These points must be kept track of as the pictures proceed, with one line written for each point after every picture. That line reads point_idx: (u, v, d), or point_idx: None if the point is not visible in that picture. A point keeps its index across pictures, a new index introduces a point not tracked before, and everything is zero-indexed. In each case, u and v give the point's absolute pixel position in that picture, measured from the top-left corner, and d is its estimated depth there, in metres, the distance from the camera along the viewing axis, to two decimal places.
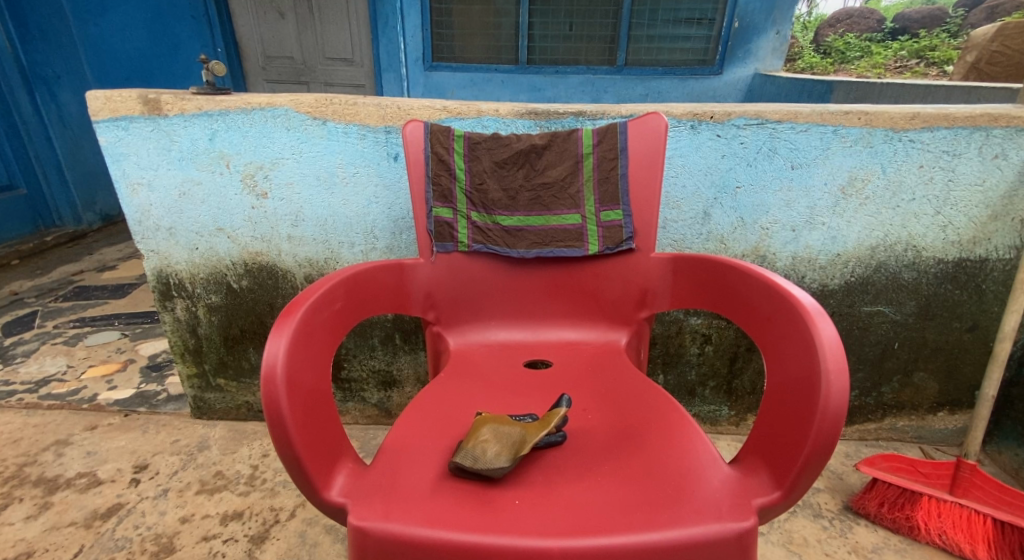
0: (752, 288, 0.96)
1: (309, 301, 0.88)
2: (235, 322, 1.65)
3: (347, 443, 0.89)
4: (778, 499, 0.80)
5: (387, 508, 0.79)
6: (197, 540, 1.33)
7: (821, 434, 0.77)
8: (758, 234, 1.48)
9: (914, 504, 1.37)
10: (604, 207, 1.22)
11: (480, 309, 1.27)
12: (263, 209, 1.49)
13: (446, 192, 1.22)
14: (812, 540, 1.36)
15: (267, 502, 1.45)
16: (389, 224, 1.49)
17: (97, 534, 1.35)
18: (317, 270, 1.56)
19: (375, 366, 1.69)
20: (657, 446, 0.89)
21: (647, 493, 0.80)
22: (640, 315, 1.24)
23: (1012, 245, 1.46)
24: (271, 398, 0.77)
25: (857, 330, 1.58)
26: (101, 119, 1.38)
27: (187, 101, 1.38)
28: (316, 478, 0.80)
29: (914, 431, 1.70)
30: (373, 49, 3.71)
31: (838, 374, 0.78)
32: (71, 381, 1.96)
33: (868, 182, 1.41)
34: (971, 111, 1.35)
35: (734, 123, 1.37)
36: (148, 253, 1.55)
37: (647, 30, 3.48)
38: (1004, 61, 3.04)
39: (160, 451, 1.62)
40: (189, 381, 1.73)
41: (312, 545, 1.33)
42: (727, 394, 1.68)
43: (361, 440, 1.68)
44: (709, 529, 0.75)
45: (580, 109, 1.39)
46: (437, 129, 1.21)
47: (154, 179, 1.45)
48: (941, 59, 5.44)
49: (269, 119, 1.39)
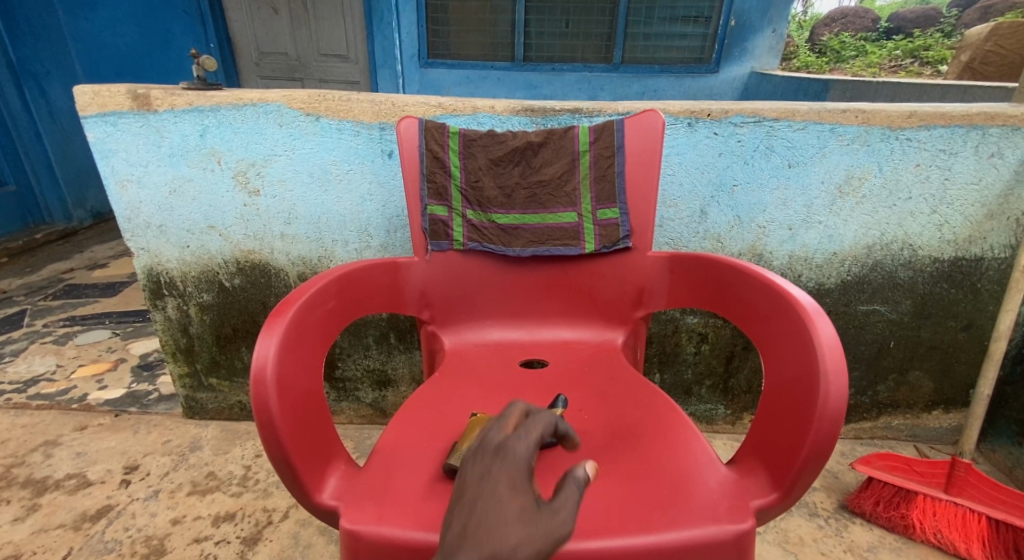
0: (750, 287, 0.96)
1: (299, 301, 0.86)
2: (227, 320, 1.63)
3: (339, 445, 0.87)
4: (776, 501, 0.79)
5: (380, 511, 0.78)
6: (188, 542, 1.32)
7: (820, 436, 0.77)
8: (754, 233, 1.47)
9: (908, 504, 1.37)
10: (600, 205, 1.20)
11: (475, 308, 1.26)
12: (255, 207, 1.47)
13: (441, 190, 1.20)
14: (808, 540, 1.36)
15: (260, 503, 1.43)
16: (383, 222, 1.48)
17: (86, 537, 1.33)
18: (311, 269, 1.54)
19: (370, 365, 1.68)
20: (655, 446, 0.88)
21: (644, 494, 0.80)
22: (636, 315, 1.23)
23: (1007, 245, 1.46)
24: (260, 400, 0.76)
25: (853, 329, 1.58)
26: (88, 115, 1.36)
27: (177, 97, 1.36)
28: (307, 481, 0.79)
29: (908, 430, 1.70)
30: (368, 46, 3.68)
31: (836, 375, 0.77)
32: (59, 381, 1.93)
33: (865, 181, 1.40)
34: (968, 109, 1.35)
35: (731, 121, 1.36)
36: (138, 251, 1.53)
37: (643, 28, 3.46)
38: (997, 61, 3.05)
39: (151, 451, 1.60)
40: (180, 381, 1.71)
41: (305, 547, 1.31)
42: (723, 393, 1.68)
43: (354, 440, 1.67)
44: (707, 532, 0.75)
45: (577, 106, 1.38)
46: (432, 126, 1.20)
47: (144, 175, 1.43)
48: (935, 59, 5.49)
49: (261, 115, 1.37)
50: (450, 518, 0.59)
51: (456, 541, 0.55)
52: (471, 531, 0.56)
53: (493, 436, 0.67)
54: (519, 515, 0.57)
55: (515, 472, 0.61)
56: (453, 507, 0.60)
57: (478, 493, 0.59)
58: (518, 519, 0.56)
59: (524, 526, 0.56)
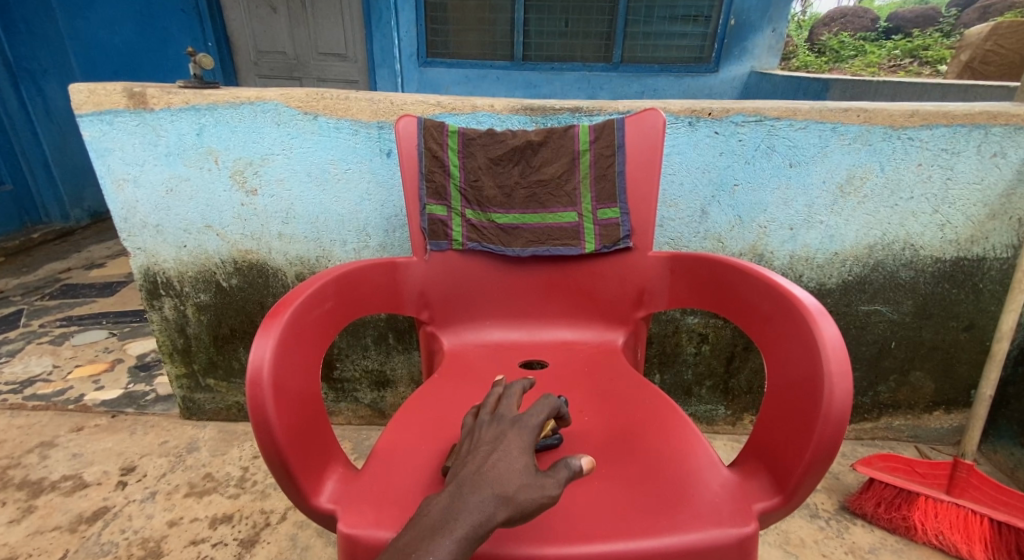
0: (752, 288, 0.95)
1: (296, 302, 0.85)
2: (225, 321, 1.62)
3: (337, 447, 0.86)
4: (779, 505, 0.78)
5: (378, 515, 0.77)
6: (185, 544, 1.31)
7: (824, 439, 0.76)
8: (755, 233, 1.47)
9: (911, 505, 1.36)
10: (601, 204, 1.19)
11: (474, 308, 1.25)
12: (252, 206, 1.46)
13: (440, 189, 1.19)
14: (809, 541, 1.35)
15: (257, 505, 1.42)
16: (382, 222, 1.47)
17: (82, 539, 1.32)
18: (309, 269, 1.53)
19: (368, 366, 1.67)
20: (656, 448, 0.87)
21: (645, 497, 0.79)
22: (636, 315, 1.22)
23: (1009, 245, 1.45)
24: (256, 402, 0.75)
25: (854, 329, 1.57)
26: (84, 113, 1.34)
27: (174, 95, 1.34)
28: (304, 484, 0.78)
29: (909, 430, 1.70)
30: (367, 45, 3.67)
31: (841, 376, 0.76)
32: (56, 381, 1.92)
33: (866, 180, 1.39)
34: (970, 109, 1.34)
35: (732, 120, 1.35)
36: (134, 251, 1.52)
37: (643, 27, 3.45)
38: (997, 61, 3.05)
39: (148, 452, 1.59)
40: (177, 381, 1.70)
41: (303, 549, 1.30)
42: (724, 394, 1.67)
43: (353, 441, 1.66)
44: (709, 535, 0.74)
45: (577, 105, 1.37)
46: (431, 125, 1.18)
47: (140, 175, 1.42)
48: (934, 59, 5.49)
49: (258, 114, 1.36)
50: (466, 461, 0.72)
51: (473, 476, 0.69)
52: (485, 471, 0.69)
53: (507, 411, 0.80)
54: (524, 469, 0.70)
55: (524, 438, 0.74)
56: (467, 457, 0.73)
57: (494, 446, 0.73)
58: (522, 470, 0.70)
59: (525, 477, 0.69)
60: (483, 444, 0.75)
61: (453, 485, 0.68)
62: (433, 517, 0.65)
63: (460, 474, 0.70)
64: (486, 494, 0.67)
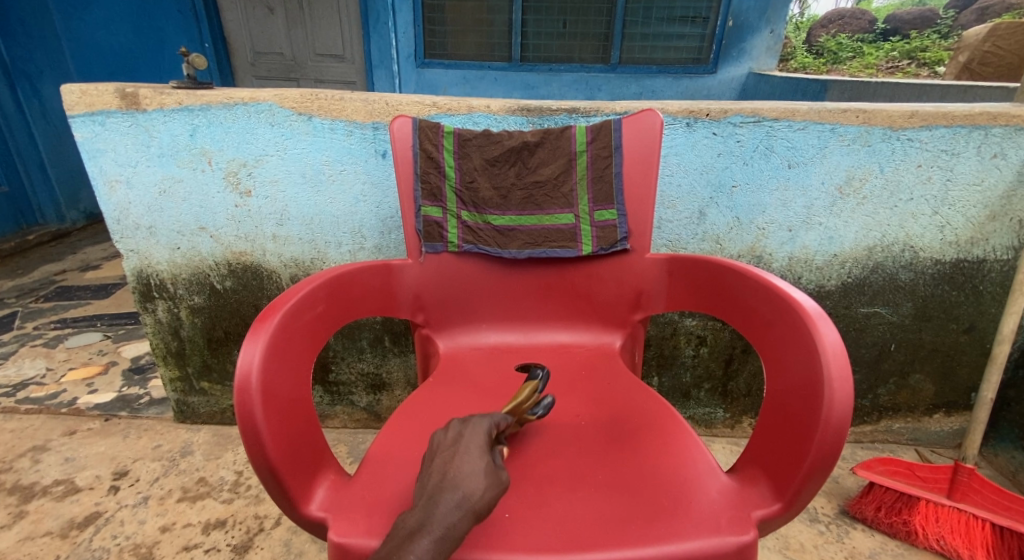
0: (751, 290, 0.93)
1: (287, 305, 0.84)
2: (219, 323, 1.60)
3: (329, 453, 0.85)
4: (779, 512, 0.77)
5: (370, 523, 0.75)
6: (177, 550, 1.29)
7: (824, 445, 0.74)
8: (754, 235, 1.45)
9: (911, 509, 1.35)
10: (598, 206, 1.18)
11: (470, 310, 1.23)
12: (246, 208, 1.44)
13: (435, 190, 1.18)
14: (809, 546, 1.34)
15: (251, 510, 1.40)
16: (377, 224, 1.45)
17: (73, 545, 1.30)
18: (303, 271, 1.51)
19: (364, 369, 1.65)
20: (653, 454, 0.86)
21: (643, 504, 0.77)
22: (634, 317, 1.21)
23: (1010, 246, 1.44)
24: (244, 408, 0.73)
25: (854, 331, 1.56)
26: (76, 114, 1.33)
27: (166, 95, 1.33)
28: (294, 492, 0.76)
29: (909, 433, 1.68)
30: (365, 46, 3.65)
31: (841, 381, 0.75)
32: (49, 384, 1.90)
33: (866, 181, 1.38)
34: (970, 109, 1.33)
35: (730, 121, 1.34)
36: (127, 253, 1.50)
37: (641, 28, 3.44)
38: (996, 62, 3.04)
39: (141, 457, 1.57)
40: (171, 384, 1.68)
41: (297, 555, 1.29)
42: (722, 397, 1.66)
43: (348, 445, 1.64)
44: (708, 543, 0.72)
45: (573, 106, 1.35)
46: (426, 126, 1.17)
47: (133, 176, 1.40)
48: (931, 61, 5.51)
49: (252, 114, 1.35)
50: (429, 470, 0.75)
51: (439, 483, 0.72)
52: (449, 475, 0.73)
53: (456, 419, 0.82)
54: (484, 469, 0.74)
55: (481, 437, 0.78)
56: (429, 464, 0.76)
57: (453, 451, 0.76)
58: (482, 472, 0.73)
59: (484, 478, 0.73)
60: (444, 448, 0.77)
61: (423, 498, 0.71)
62: (409, 527, 0.67)
63: (427, 487, 0.72)
64: (453, 501, 0.70)
